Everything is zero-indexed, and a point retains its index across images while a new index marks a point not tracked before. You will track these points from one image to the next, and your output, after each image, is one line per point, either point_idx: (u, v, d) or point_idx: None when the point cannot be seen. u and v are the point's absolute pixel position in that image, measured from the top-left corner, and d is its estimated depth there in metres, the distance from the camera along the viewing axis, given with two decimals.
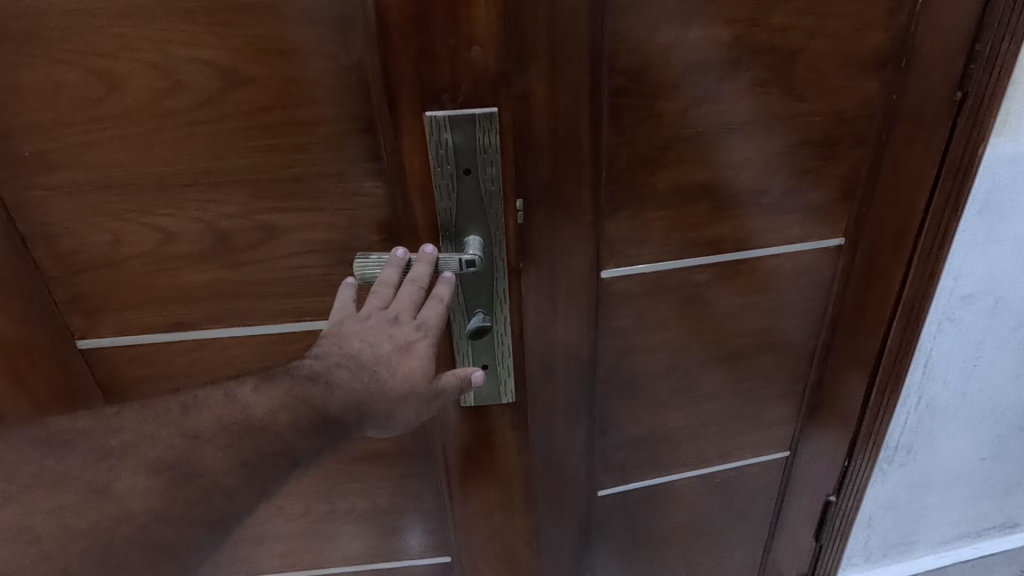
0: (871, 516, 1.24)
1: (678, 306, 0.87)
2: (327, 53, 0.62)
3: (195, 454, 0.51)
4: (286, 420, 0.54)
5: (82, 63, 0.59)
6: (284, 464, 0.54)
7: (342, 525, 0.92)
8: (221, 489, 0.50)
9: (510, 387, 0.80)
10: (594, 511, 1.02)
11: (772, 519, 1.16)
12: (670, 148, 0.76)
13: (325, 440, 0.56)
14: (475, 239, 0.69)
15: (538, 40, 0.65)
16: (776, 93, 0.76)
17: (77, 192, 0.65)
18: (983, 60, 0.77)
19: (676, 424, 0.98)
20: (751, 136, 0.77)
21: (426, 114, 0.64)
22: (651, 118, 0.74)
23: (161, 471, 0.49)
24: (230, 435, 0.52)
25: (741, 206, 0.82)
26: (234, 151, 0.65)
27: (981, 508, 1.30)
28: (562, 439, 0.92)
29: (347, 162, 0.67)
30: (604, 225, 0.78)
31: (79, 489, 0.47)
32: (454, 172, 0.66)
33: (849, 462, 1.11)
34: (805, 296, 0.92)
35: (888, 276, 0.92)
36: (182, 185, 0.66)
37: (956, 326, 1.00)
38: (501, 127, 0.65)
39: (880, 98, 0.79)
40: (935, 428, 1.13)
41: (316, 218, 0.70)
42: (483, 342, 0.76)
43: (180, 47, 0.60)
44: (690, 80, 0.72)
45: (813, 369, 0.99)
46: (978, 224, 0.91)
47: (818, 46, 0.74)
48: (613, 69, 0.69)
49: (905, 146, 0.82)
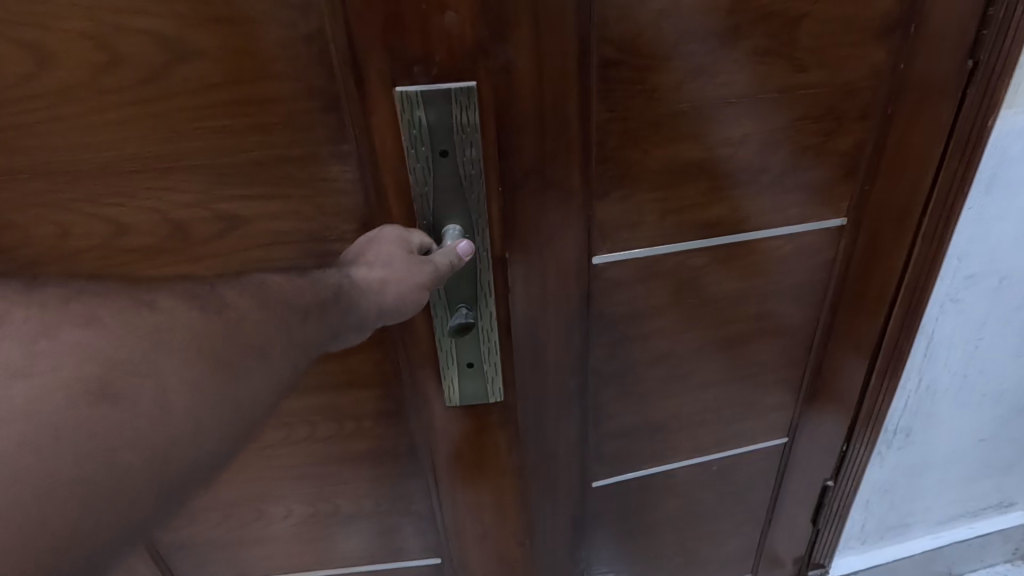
0: (868, 499, 1.22)
1: (674, 292, 0.84)
2: (285, 20, 0.58)
3: (220, 293, 0.49)
4: (284, 284, 0.54)
5: (6, 34, 0.55)
6: (299, 315, 0.52)
7: (330, 529, 0.89)
8: (251, 321, 0.48)
9: (499, 386, 0.78)
10: (588, 503, 1.00)
11: (769, 505, 1.14)
12: (663, 125, 0.72)
13: (329, 300, 0.56)
14: (454, 227, 0.67)
15: (521, 6, 0.60)
16: (777, 64, 0.71)
17: (15, 179, 0.62)
18: (996, 26, 0.73)
19: (673, 411, 0.95)
20: (750, 111, 0.73)
21: (397, 89, 0.61)
22: (643, 92, 0.69)
23: (196, 298, 0.46)
24: (253, 286, 0.51)
25: (739, 185, 0.78)
26: (188, 132, 0.62)
27: (979, 489, 1.28)
28: (554, 430, 0.89)
29: (312, 143, 0.64)
30: (594, 208, 0.74)
31: (129, 296, 0.43)
32: (429, 154, 0.64)
33: (847, 446, 1.09)
34: (804, 278, 0.88)
35: (891, 256, 0.89)
36: (133, 171, 0.63)
37: (960, 306, 0.97)
38: (479, 102, 0.63)
39: (885, 67, 0.75)
40: (934, 411, 1.11)
41: (281, 206, 0.67)
42: (467, 338, 0.74)
43: (117, 16, 0.56)
44: (685, 50, 0.68)
45: (812, 354, 0.96)
46: (985, 202, 0.88)
47: (821, 12, 0.70)
48: (603, 38, 0.65)
49: (909, 121, 0.78)
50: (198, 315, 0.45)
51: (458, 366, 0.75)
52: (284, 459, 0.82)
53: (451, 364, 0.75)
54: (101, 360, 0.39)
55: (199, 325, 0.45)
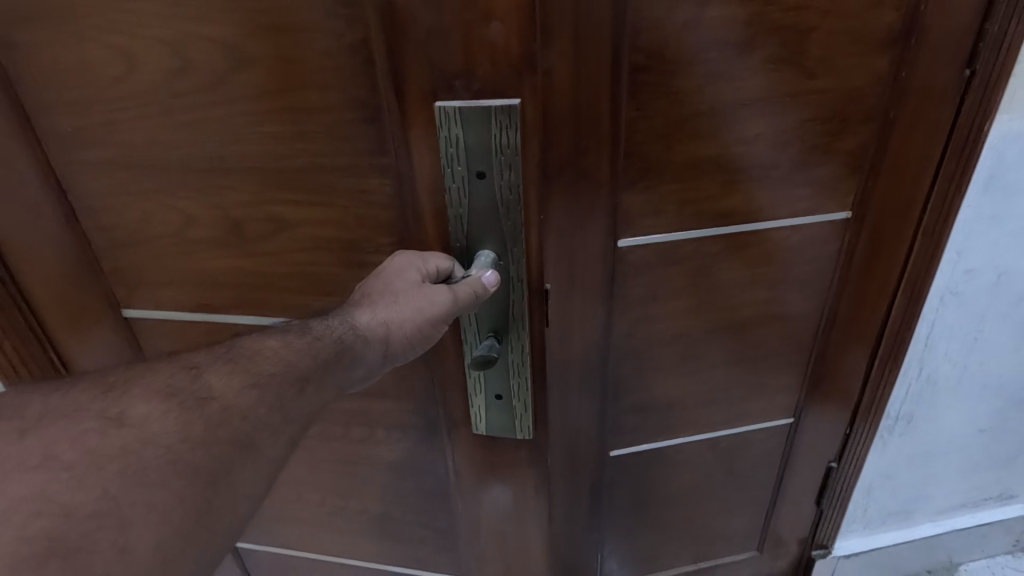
0: (871, 483, 1.28)
1: (689, 278, 0.91)
2: (334, 32, 0.70)
3: (201, 382, 0.61)
4: (289, 350, 0.67)
5: (105, 41, 0.72)
6: (298, 380, 0.65)
7: (355, 517, 1.14)
8: (238, 409, 0.60)
9: (524, 418, 0.94)
10: (606, 471, 1.08)
11: (776, 482, 1.21)
12: (685, 123, 0.79)
13: (331, 357, 0.69)
14: (487, 252, 0.80)
15: (560, 14, 0.67)
16: (790, 71, 0.78)
17: (107, 166, 0.81)
18: (992, 38, 0.78)
19: (684, 390, 1.02)
20: (762, 114, 0.80)
21: (437, 103, 0.72)
22: (666, 95, 0.76)
23: (170, 393, 0.59)
24: (242, 367, 0.64)
25: (753, 178, 0.85)
26: (245, 130, 0.76)
27: (980, 479, 1.34)
28: (574, 403, 0.96)
29: (350, 150, 0.77)
30: (621, 198, 0.82)
31: (96, 416, 0.55)
32: (466, 172, 0.75)
33: (850, 430, 1.15)
34: (813, 267, 0.95)
35: (893, 250, 0.95)
36: (199, 168, 0.80)
37: (958, 299, 1.04)
38: (520, 122, 0.72)
39: (888, 75, 0.81)
40: (935, 399, 1.17)
41: (315, 214, 0.82)
42: (497, 371, 0.90)
43: (187, 26, 0.70)
44: (705, 57, 0.75)
45: (818, 339, 1.02)
46: (983, 200, 0.94)
47: (829, 26, 0.76)
48: (635, 47, 0.72)
49: (912, 124, 0.84)
50: (174, 416, 0.57)
51: (486, 395, 0.93)
52: (314, 461, 1.09)
53: (482, 394, 0.93)
54: (55, 505, 0.49)
55: (165, 438, 0.55)
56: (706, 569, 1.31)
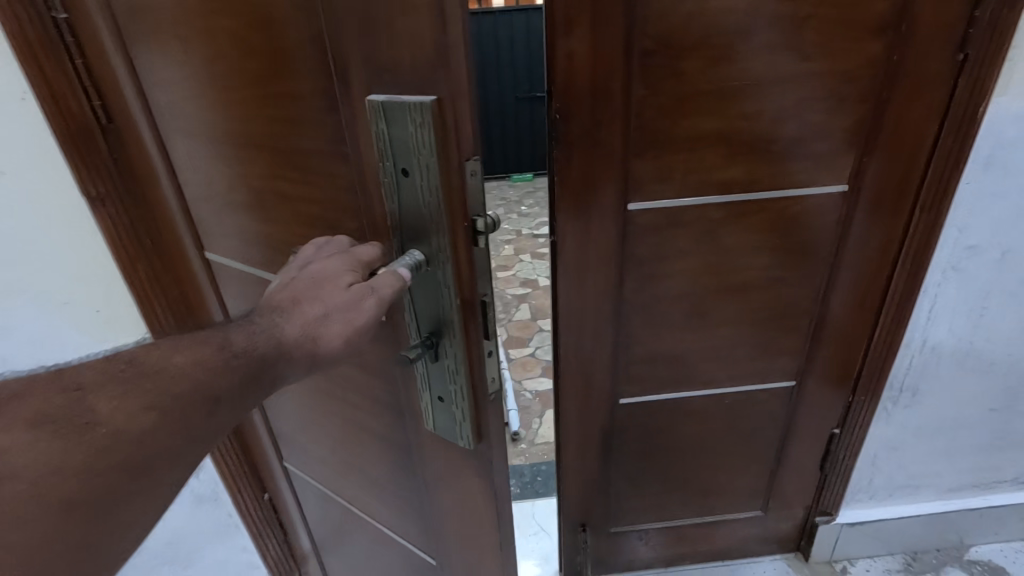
0: (876, 454, 1.28)
1: (695, 239, 0.95)
2: None
3: (87, 403, 0.42)
4: (194, 364, 0.48)
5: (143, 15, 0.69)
6: (205, 405, 0.47)
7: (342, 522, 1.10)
8: (133, 433, 0.43)
9: (468, 433, 0.67)
10: (615, 417, 1.16)
11: (778, 444, 1.24)
12: (689, 100, 0.83)
13: (250, 375, 0.50)
14: (415, 254, 0.58)
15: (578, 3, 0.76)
16: (788, 55, 0.80)
17: (171, 131, 0.79)
18: (983, 26, 0.77)
19: (691, 344, 1.07)
20: (764, 92, 0.82)
21: (369, 96, 0.56)
22: (673, 76, 0.82)
23: (49, 417, 0.41)
24: (139, 381, 0.45)
25: (756, 151, 0.87)
26: (250, 102, 0.68)
27: (992, 459, 1.32)
28: (588, 351, 1.07)
29: (321, 134, 0.64)
30: (632, 165, 0.88)
31: None
32: (394, 170, 0.57)
33: (851, 399, 1.16)
34: (817, 238, 0.96)
35: (890, 225, 0.94)
36: (236, 140, 0.73)
37: (962, 275, 1.02)
38: (437, 124, 0.52)
39: (881, 60, 0.80)
40: (940, 373, 1.16)
41: (308, 193, 0.70)
42: (437, 372, 0.65)
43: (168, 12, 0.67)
44: (710, 41, 0.79)
45: (816, 305, 1.03)
46: (983, 178, 0.92)
47: (825, 15, 0.77)
48: (642, 33, 0.79)
49: (907, 103, 0.83)
50: (61, 442, 0.40)
51: (430, 395, 0.68)
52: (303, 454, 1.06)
53: (426, 391, 0.68)
54: None
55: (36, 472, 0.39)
56: (711, 523, 1.37)
